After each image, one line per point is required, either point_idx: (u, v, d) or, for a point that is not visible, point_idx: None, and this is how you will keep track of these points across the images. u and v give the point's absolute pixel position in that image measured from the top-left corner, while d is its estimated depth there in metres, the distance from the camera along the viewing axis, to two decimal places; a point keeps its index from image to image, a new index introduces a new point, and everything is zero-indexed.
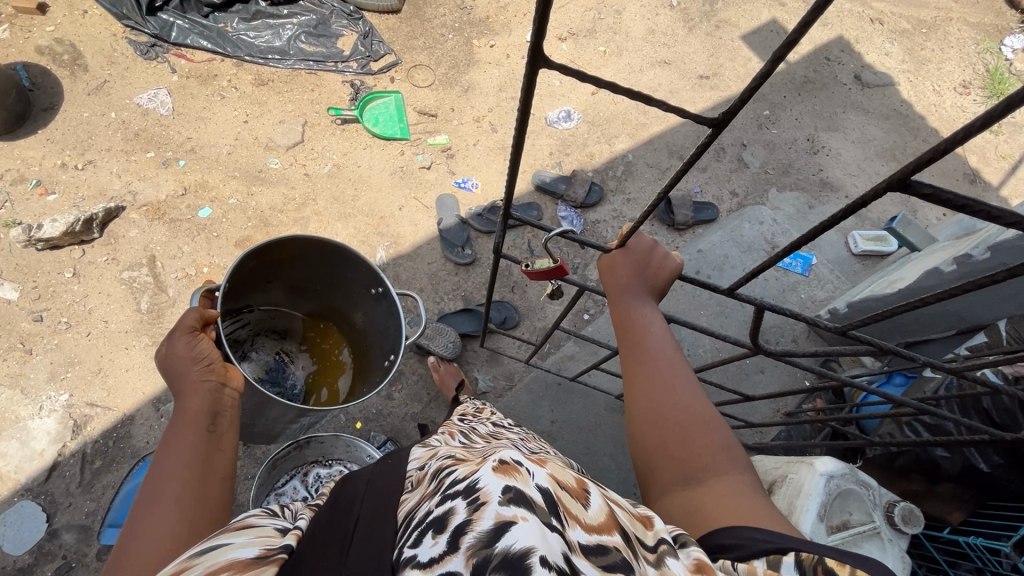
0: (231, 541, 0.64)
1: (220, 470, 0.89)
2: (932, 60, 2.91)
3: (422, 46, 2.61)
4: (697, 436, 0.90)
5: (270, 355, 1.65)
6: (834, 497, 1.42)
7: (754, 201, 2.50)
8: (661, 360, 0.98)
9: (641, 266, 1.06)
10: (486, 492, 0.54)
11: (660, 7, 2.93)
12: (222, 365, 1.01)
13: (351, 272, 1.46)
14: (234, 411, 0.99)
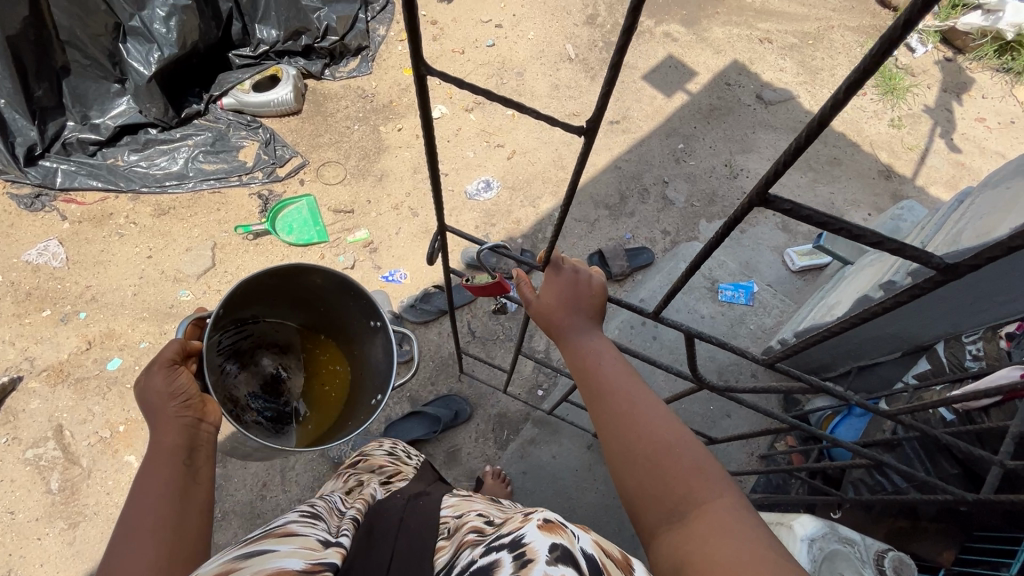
0: (276, 547, 0.70)
1: (196, 505, 0.85)
2: (824, 68, 3.03)
3: (328, 143, 2.56)
4: (671, 466, 0.78)
5: (265, 372, 1.42)
6: (820, 563, 1.34)
7: (686, 236, 2.49)
8: (612, 388, 0.87)
9: (573, 291, 0.98)
10: (533, 549, 0.62)
11: (559, 61, 2.97)
12: (200, 398, 0.97)
13: (352, 303, 1.35)
14: (212, 447, 0.94)
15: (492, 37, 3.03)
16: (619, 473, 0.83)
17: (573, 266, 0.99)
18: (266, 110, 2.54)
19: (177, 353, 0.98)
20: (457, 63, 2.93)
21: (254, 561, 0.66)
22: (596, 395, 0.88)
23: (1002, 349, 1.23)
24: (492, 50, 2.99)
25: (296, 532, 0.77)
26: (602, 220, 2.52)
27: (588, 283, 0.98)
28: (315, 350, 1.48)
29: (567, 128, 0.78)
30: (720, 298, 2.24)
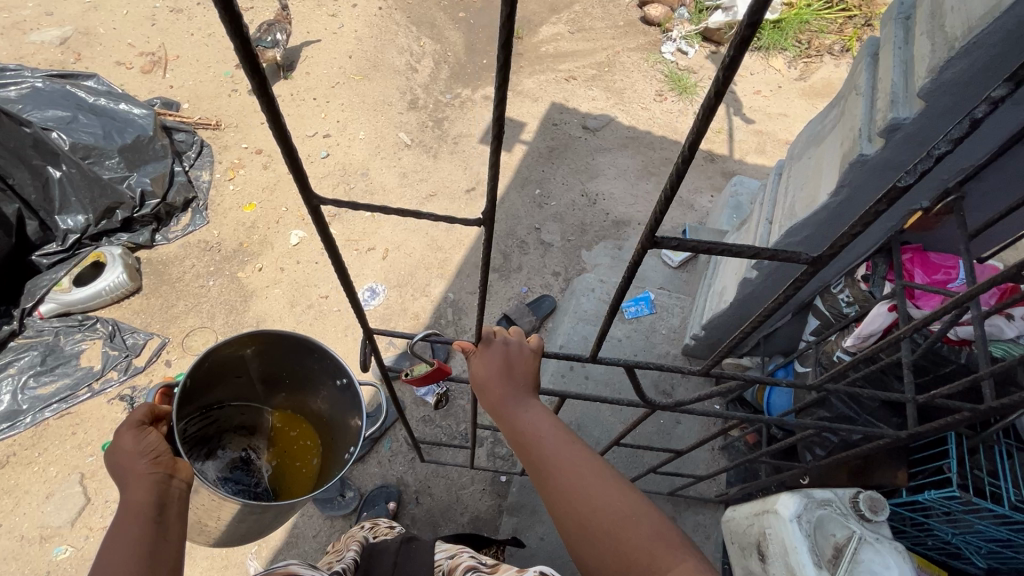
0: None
1: (169, 563, 0.78)
2: (626, 87, 3.40)
3: (185, 310, 2.32)
4: (632, 543, 0.76)
5: (239, 453, 1.37)
6: (813, 535, 1.39)
7: (575, 271, 2.60)
8: (562, 466, 0.83)
9: (505, 364, 0.92)
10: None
11: (397, 151, 3.02)
12: (171, 455, 0.91)
13: (312, 362, 1.25)
14: (183, 504, 0.88)
15: (325, 147, 2.99)
16: (583, 552, 0.79)
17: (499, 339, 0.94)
18: (100, 301, 2.25)
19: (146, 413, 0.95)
20: (298, 183, 2.84)
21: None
22: (547, 473, 0.83)
23: (864, 290, 1.34)
24: (329, 160, 2.95)
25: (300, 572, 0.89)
26: (496, 284, 2.55)
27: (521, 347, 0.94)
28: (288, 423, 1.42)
29: (464, 222, 0.74)
30: (628, 316, 2.35)
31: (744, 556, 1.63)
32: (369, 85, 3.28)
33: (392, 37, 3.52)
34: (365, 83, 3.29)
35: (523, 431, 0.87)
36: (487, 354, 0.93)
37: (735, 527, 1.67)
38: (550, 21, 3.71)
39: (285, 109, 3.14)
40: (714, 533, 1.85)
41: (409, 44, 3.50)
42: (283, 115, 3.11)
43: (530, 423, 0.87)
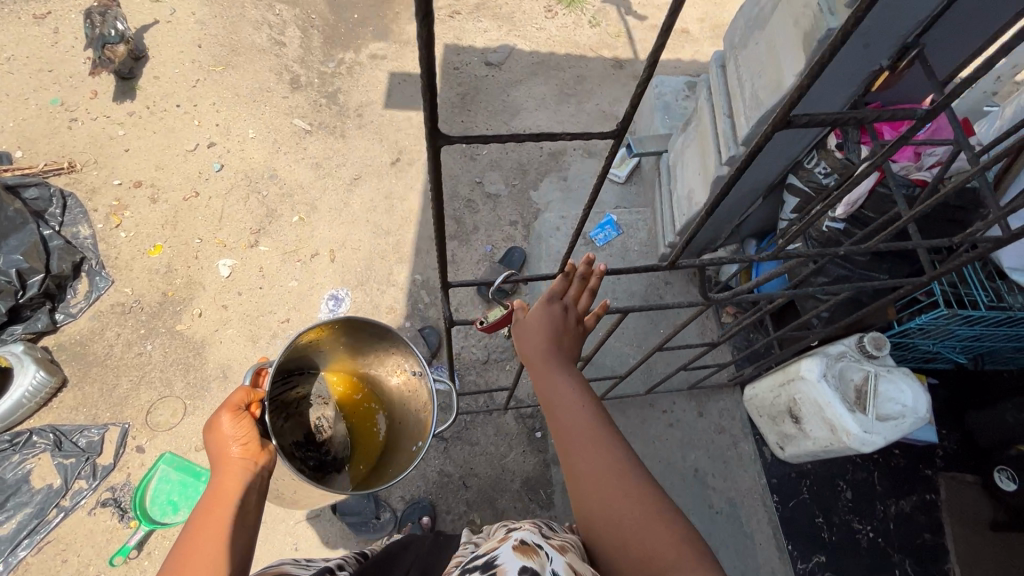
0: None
1: (244, 552, 0.85)
2: (514, 10, 3.22)
3: (134, 386, 2.03)
4: (651, 533, 0.75)
5: (309, 421, 1.32)
6: (839, 385, 1.54)
7: (532, 214, 2.55)
8: (588, 442, 0.84)
9: (554, 322, 0.90)
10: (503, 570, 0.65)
11: (300, 141, 2.70)
12: (261, 444, 0.98)
13: (393, 353, 1.30)
14: (264, 492, 0.95)
15: (214, 159, 2.61)
16: (600, 534, 0.79)
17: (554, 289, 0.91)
18: (25, 410, 1.91)
19: (246, 395, 1.01)
20: (201, 207, 2.48)
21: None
22: (573, 445, 0.85)
23: (841, 159, 1.42)
24: (226, 171, 2.58)
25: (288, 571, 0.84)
26: (459, 251, 2.44)
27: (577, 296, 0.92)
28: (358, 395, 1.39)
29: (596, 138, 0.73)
30: (598, 243, 2.38)
31: (777, 424, 1.78)
32: (236, 74, 2.85)
33: (241, 11, 3.04)
34: (231, 73, 2.85)
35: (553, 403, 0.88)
36: (543, 312, 0.90)
37: (762, 404, 1.83)
38: None
39: (147, 126, 2.67)
40: (738, 412, 2.01)
41: (264, 15, 3.05)
42: (148, 134, 2.64)
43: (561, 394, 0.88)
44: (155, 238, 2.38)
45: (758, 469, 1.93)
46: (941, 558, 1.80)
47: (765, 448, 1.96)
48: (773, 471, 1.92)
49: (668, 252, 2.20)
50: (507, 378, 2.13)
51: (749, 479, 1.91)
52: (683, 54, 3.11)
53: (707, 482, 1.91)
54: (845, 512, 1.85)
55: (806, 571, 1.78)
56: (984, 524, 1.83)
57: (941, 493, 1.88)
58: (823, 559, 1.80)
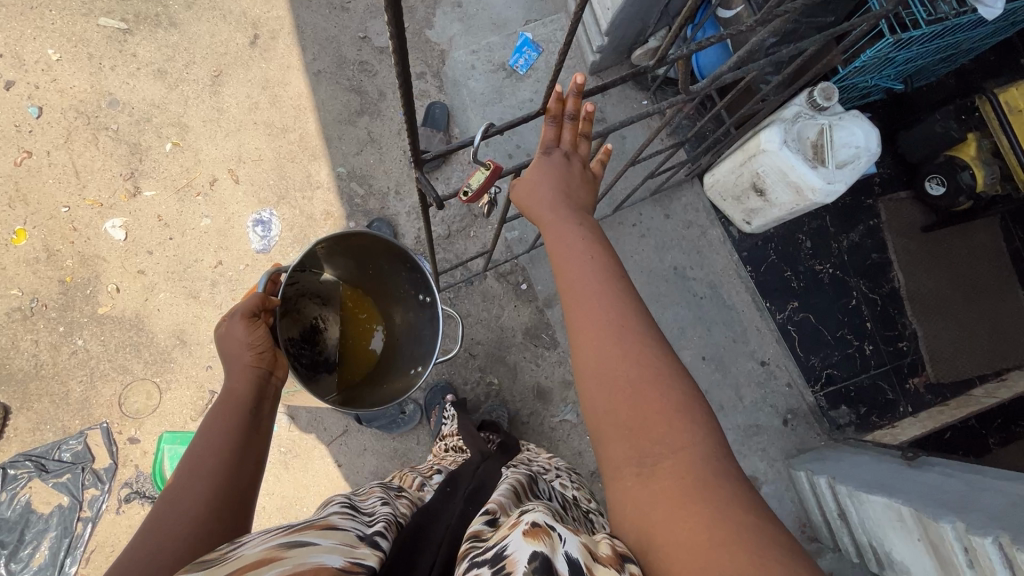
0: (316, 541, 0.65)
1: (257, 457, 0.90)
2: None
3: (90, 385, 1.85)
4: (652, 401, 0.72)
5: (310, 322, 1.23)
6: (799, 146, 1.56)
7: (438, 56, 2.21)
8: (594, 300, 0.81)
9: (560, 168, 0.96)
10: (513, 561, 0.57)
11: (122, 46, 2.12)
12: (273, 352, 1.02)
13: (397, 271, 1.32)
14: (276, 401, 1.00)
15: (24, 102, 2.03)
16: (597, 395, 0.76)
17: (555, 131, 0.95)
18: None
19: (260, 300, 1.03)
20: (44, 168, 2.00)
21: (294, 554, 0.60)
22: (578, 300, 0.83)
23: None
24: (48, 114, 2.04)
25: (339, 524, 0.73)
26: (374, 125, 2.15)
27: (574, 141, 0.97)
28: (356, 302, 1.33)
29: None
30: (522, 71, 2.12)
31: (743, 203, 1.84)
32: None
33: None
34: None
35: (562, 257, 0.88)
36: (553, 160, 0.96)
37: (723, 187, 1.87)
38: None
39: None
40: (701, 204, 2.07)
41: None
42: None
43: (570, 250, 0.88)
44: (10, 223, 1.95)
45: (729, 249, 2.05)
46: (887, 269, 2.07)
47: (732, 228, 2.06)
48: (743, 246, 2.05)
49: (598, 60, 2.02)
50: (476, 244, 2.06)
51: (723, 260, 2.04)
52: None
53: (686, 275, 2.04)
54: (808, 260, 2.05)
55: (784, 319, 2.02)
56: (918, 230, 2.08)
57: (883, 216, 2.08)
58: (797, 304, 2.02)
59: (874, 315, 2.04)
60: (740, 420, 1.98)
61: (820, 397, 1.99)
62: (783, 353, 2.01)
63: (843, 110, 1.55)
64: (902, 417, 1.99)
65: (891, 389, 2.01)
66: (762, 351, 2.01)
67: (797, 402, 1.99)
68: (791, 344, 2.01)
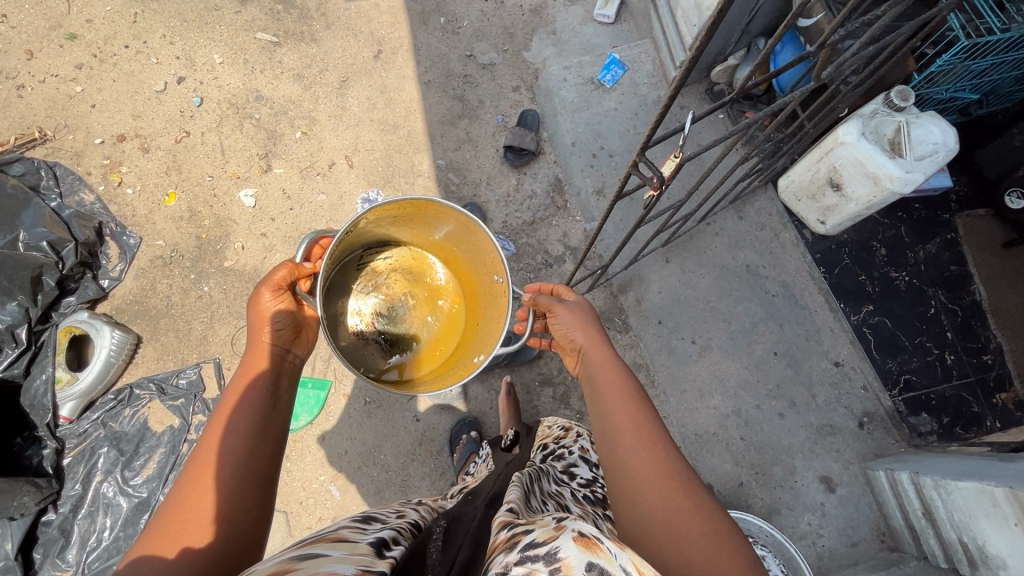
0: (328, 553, 0.68)
1: (275, 433, 0.98)
2: None
3: (209, 325, 2.08)
4: (717, 553, 0.79)
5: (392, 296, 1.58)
6: (875, 138, 1.67)
7: (533, 73, 2.50)
8: (640, 446, 0.92)
9: (587, 314, 1.16)
10: (567, 567, 0.62)
11: (270, 55, 2.54)
12: (291, 333, 1.14)
13: (473, 250, 1.40)
14: (293, 376, 1.10)
15: (189, 93, 2.45)
16: (659, 542, 0.81)
17: (580, 298, 1.20)
18: (116, 368, 1.95)
19: (289, 276, 1.13)
20: (197, 146, 2.37)
21: (306, 567, 0.63)
22: (623, 444, 0.93)
23: None
24: (207, 103, 2.44)
25: (348, 537, 0.76)
26: (471, 126, 2.43)
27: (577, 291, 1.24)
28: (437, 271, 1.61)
29: None
30: (608, 85, 2.35)
31: (817, 201, 1.96)
32: None
33: None
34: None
35: (604, 403, 1.00)
36: (583, 312, 1.16)
37: (797, 187, 2.00)
38: None
39: (104, 76, 2.46)
40: (774, 208, 2.17)
41: None
42: (109, 84, 2.45)
43: (614, 392, 1.01)
44: (164, 186, 2.30)
45: (802, 251, 2.12)
46: (966, 281, 2.07)
47: (804, 231, 2.15)
48: (815, 249, 2.13)
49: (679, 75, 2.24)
50: (557, 232, 2.23)
51: (796, 261, 2.11)
52: None
53: (759, 273, 2.11)
54: (883, 266, 2.09)
55: (859, 321, 2.03)
56: (998, 246, 2.09)
57: (960, 230, 2.12)
58: (872, 308, 2.04)
59: (954, 325, 2.03)
60: (814, 418, 1.96)
61: (898, 402, 1.95)
62: (858, 354, 2.00)
63: (920, 113, 1.67)
64: (990, 431, 1.91)
65: (975, 401, 1.95)
66: (836, 351, 2.01)
67: (874, 405, 1.95)
68: (867, 346, 2.01)
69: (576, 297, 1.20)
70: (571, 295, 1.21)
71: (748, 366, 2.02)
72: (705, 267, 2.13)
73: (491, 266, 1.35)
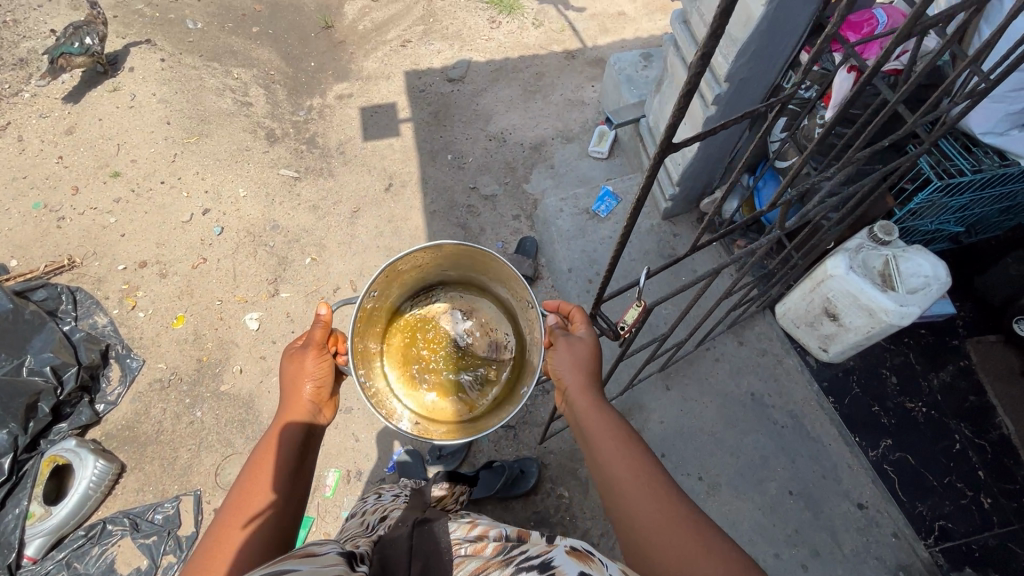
0: (297, 568, 0.64)
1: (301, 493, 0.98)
2: (458, 29, 3.37)
3: (196, 453, 2.04)
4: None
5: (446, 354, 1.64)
6: (865, 271, 1.69)
7: (532, 203, 2.65)
8: (638, 485, 0.94)
9: (580, 349, 1.16)
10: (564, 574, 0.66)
11: (290, 189, 2.76)
12: (326, 392, 1.16)
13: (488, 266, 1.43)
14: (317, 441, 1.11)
15: (212, 223, 2.64)
16: None
17: (593, 338, 1.18)
18: (93, 501, 1.87)
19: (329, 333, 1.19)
20: (211, 271, 2.49)
21: None
22: (620, 484, 0.96)
23: (818, 71, 1.56)
24: (227, 231, 2.61)
25: (320, 550, 0.71)
26: None
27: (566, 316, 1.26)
28: (428, 312, 1.66)
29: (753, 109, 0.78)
30: (603, 215, 2.47)
31: (817, 329, 1.92)
32: (213, 141, 2.91)
33: (199, 83, 3.13)
34: (207, 141, 2.91)
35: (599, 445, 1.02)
36: (573, 346, 1.17)
37: (795, 314, 1.98)
38: None
39: (137, 208, 2.68)
40: (775, 332, 2.14)
41: (223, 82, 3.14)
42: (140, 215, 2.66)
43: (607, 433, 1.03)
44: (174, 310, 2.38)
45: (808, 379, 2.04)
46: (990, 414, 1.95)
47: (808, 358, 2.09)
48: (821, 376, 2.06)
49: (670, 206, 2.35)
50: None
51: (804, 391, 2.02)
52: (625, 34, 3.30)
53: (765, 402, 2.02)
54: (896, 396, 1.99)
55: (879, 457, 1.89)
56: (1018, 375, 2.00)
57: (973, 357, 2.04)
58: (891, 442, 1.91)
59: (985, 463, 1.87)
60: (842, 572, 1.74)
61: (936, 554, 1.75)
62: (882, 496, 1.83)
63: (908, 246, 1.69)
64: None
65: None
66: (858, 492, 1.85)
67: (909, 557, 1.75)
68: (891, 487, 1.85)
69: (591, 333, 1.19)
70: (584, 330, 1.20)
71: (762, 507, 1.86)
72: (707, 394, 2.05)
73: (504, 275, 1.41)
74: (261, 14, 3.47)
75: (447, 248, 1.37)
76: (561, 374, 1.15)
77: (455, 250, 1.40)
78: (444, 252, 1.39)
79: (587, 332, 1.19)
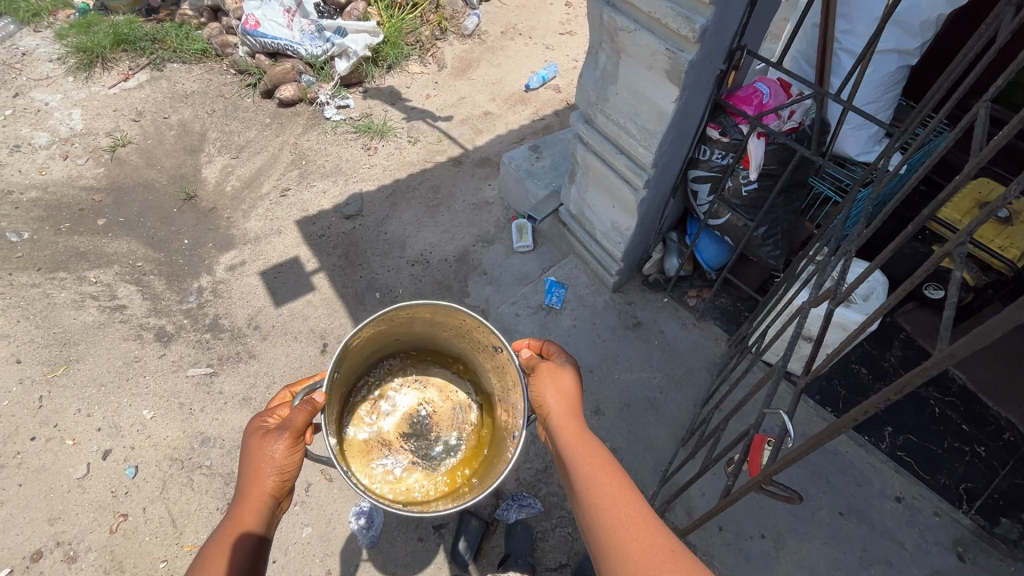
0: None
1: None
2: (336, 164, 3.28)
3: None
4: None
5: (407, 411, 1.65)
6: None
7: (483, 314, 2.57)
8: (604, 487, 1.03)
9: (562, 378, 1.24)
10: None
11: (207, 388, 2.35)
12: (286, 480, 1.17)
13: (453, 323, 1.41)
14: (273, 525, 1.15)
15: (120, 466, 2.13)
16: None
17: (572, 367, 1.27)
18: None
19: (306, 421, 1.19)
20: (139, 527, 1.98)
21: None
22: (592, 492, 1.03)
23: (729, 142, 1.75)
24: (144, 469, 2.12)
25: None
26: None
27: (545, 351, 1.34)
28: (383, 387, 1.65)
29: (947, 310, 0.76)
30: (559, 307, 2.46)
31: (797, 353, 2.05)
32: (88, 365, 2.40)
33: (47, 301, 2.61)
34: (80, 367, 2.40)
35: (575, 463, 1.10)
36: (558, 375, 1.25)
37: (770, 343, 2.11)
38: (205, 162, 3.29)
39: (5, 483, 2.08)
40: (757, 364, 2.25)
41: (78, 291, 2.65)
42: (13, 491, 2.06)
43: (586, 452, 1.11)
44: None
45: (803, 397, 2.16)
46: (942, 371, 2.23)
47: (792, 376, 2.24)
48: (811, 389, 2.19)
49: (618, 279, 2.42)
50: None
51: (806, 410, 2.11)
52: (498, 130, 3.47)
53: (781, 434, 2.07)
54: (874, 385, 2.19)
55: (890, 447, 2.04)
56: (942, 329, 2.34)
57: (907, 327, 2.35)
58: (892, 429, 2.08)
59: (963, 416, 2.12)
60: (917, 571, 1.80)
61: (975, 516, 1.90)
62: (910, 482, 1.96)
63: None
64: None
65: None
66: (890, 486, 1.96)
67: (958, 529, 1.87)
68: (913, 470, 1.99)
69: (569, 360, 1.28)
70: (564, 359, 1.29)
71: (826, 539, 1.87)
72: None
73: (484, 338, 1.38)
74: (103, 203, 3.05)
75: (401, 314, 1.39)
76: (544, 399, 1.23)
77: (409, 317, 1.42)
78: (397, 318, 1.40)
79: (567, 362, 1.28)
